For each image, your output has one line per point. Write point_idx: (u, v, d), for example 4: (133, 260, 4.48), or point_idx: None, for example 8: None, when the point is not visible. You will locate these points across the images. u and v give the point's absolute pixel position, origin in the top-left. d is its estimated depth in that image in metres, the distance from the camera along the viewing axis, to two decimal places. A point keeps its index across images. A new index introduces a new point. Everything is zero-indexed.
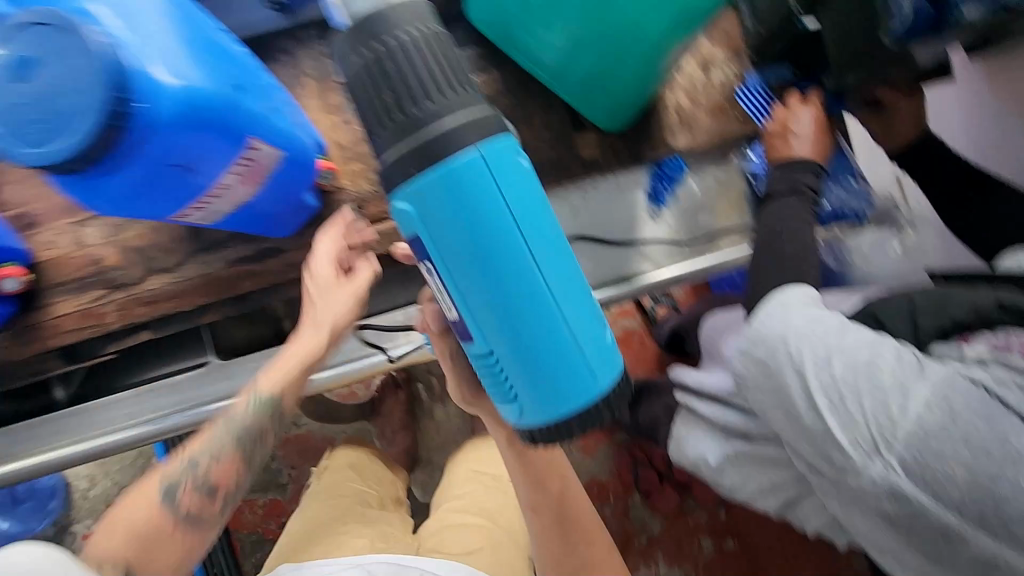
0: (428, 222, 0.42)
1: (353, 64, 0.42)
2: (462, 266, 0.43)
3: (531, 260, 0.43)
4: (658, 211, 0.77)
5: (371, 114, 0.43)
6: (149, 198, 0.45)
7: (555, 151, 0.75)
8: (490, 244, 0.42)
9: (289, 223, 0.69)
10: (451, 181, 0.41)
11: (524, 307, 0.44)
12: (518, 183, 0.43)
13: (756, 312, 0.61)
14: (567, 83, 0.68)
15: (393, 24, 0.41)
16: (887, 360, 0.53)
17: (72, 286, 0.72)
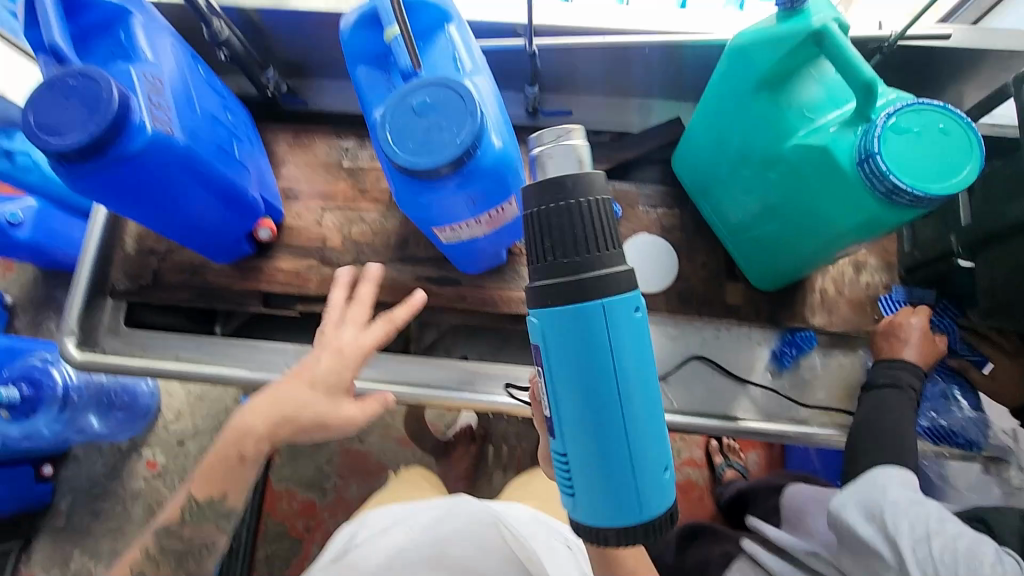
0: (549, 339, 0.47)
1: (531, 208, 0.46)
2: (568, 381, 0.47)
3: (625, 395, 0.47)
4: (778, 370, 0.84)
5: (533, 247, 0.47)
6: (428, 209, 0.61)
7: (704, 288, 0.87)
8: (595, 369, 0.46)
9: (478, 265, 0.84)
10: (579, 317, 0.45)
11: (609, 439, 0.47)
12: (631, 331, 0.46)
13: (858, 480, 0.71)
14: (740, 239, 0.81)
15: (586, 187, 0.45)
16: (988, 554, 0.59)
17: (297, 250, 0.90)
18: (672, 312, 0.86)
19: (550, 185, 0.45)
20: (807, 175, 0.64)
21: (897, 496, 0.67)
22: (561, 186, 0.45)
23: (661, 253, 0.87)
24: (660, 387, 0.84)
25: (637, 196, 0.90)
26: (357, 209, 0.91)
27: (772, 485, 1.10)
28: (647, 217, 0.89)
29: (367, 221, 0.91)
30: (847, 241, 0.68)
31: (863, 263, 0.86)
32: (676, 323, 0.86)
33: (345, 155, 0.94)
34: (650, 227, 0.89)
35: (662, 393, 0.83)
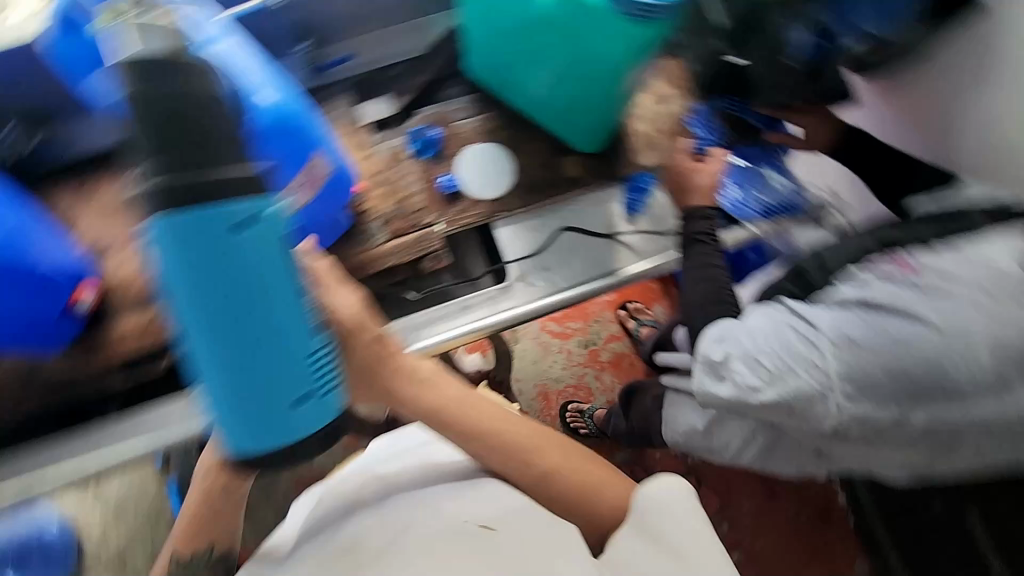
0: (170, 255, 0.41)
1: (134, 93, 0.40)
2: (197, 301, 0.42)
3: (262, 315, 0.44)
4: (632, 217, 0.92)
5: (140, 141, 0.40)
6: None
7: (544, 170, 0.91)
8: (231, 284, 0.42)
9: (328, 237, 0.81)
10: (200, 224, 0.40)
11: (256, 353, 0.44)
12: (263, 246, 0.43)
13: (701, 344, 0.66)
14: (546, 113, 0.87)
15: (185, 65, 0.42)
16: (793, 332, 0.59)
17: (135, 303, 0.83)
18: (524, 204, 0.90)
19: (157, 73, 0.40)
20: (586, 31, 0.71)
21: (749, 325, 0.62)
22: (171, 75, 0.40)
23: (494, 156, 0.90)
24: (544, 274, 0.87)
25: (450, 113, 0.92)
26: None
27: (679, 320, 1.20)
28: (467, 129, 0.91)
29: None
30: (632, 77, 0.77)
31: None
32: (532, 214, 0.90)
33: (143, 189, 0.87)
34: (474, 136, 0.91)
35: (547, 278, 0.87)
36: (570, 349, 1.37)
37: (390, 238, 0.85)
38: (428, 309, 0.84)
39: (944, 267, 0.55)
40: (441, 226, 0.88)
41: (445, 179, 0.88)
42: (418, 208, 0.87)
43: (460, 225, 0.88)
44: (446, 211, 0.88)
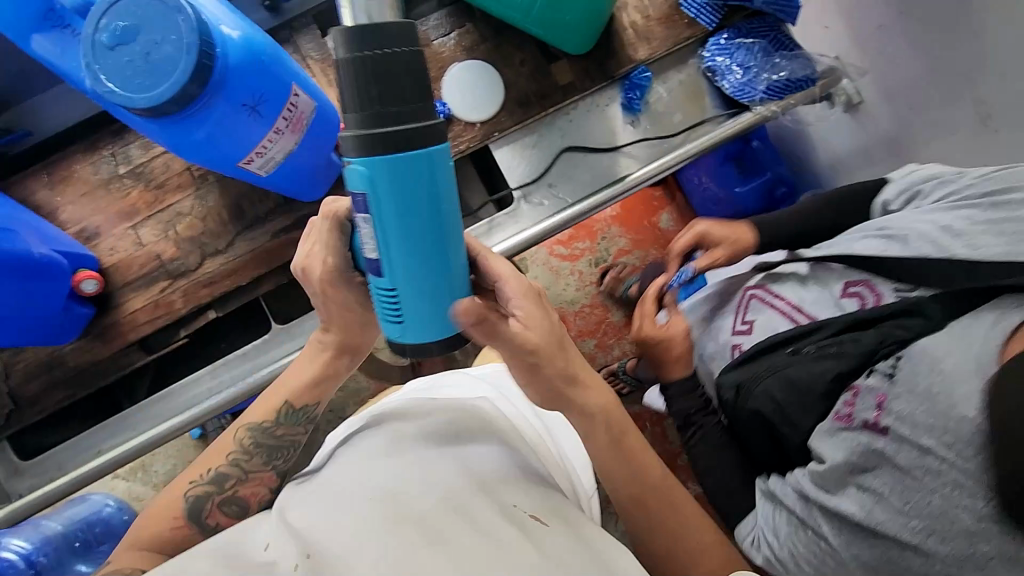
0: (372, 181, 0.38)
1: (346, 54, 0.36)
2: (388, 215, 0.40)
3: (425, 253, 0.41)
4: (635, 118, 0.87)
5: (355, 96, 0.37)
6: (217, 142, 0.54)
7: (535, 81, 0.85)
8: (410, 215, 0.40)
9: (321, 182, 0.77)
10: (393, 163, 0.38)
11: (430, 274, 0.42)
12: (408, 169, 0.38)
13: (740, 531, 0.66)
14: (534, 13, 0.78)
15: (399, 30, 0.37)
16: (804, 539, 0.56)
17: (139, 283, 0.80)
18: (521, 121, 0.86)
19: (361, 30, 0.36)
20: None
21: (762, 516, 0.63)
22: (388, 39, 0.36)
23: (482, 73, 0.83)
24: (550, 195, 0.86)
25: (426, 33, 0.85)
26: (168, 207, 0.81)
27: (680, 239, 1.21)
28: (446, 48, 0.84)
29: (186, 213, 0.81)
30: None
31: None
32: (529, 131, 0.86)
33: (117, 163, 0.82)
34: (455, 55, 0.85)
35: (554, 200, 0.86)
36: (580, 270, 1.36)
37: None
38: None
39: (911, 430, 0.49)
40: None
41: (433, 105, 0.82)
42: None
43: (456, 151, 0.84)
44: None
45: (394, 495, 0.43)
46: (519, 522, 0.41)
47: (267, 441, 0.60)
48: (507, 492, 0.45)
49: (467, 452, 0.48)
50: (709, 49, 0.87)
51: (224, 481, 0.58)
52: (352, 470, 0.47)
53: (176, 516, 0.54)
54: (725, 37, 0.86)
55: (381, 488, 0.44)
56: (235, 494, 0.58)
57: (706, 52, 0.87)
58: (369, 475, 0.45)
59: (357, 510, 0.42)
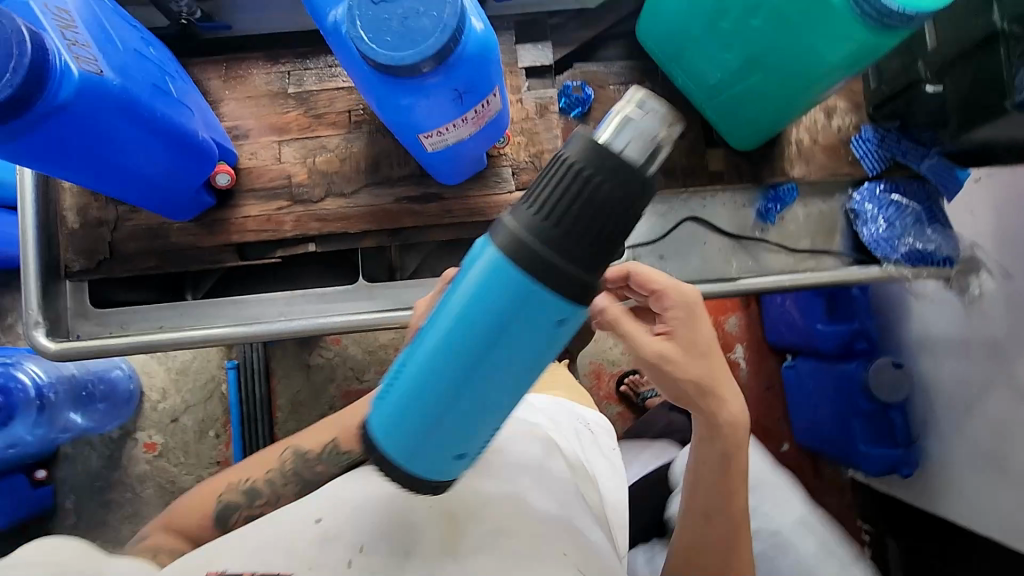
0: (477, 266, 0.36)
1: (574, 157, 0.35)
2: (461, 306, 0.37)
3: (456, 377, 0.37)
4: (764, 227, 0.88)
5: (546, 194, 0.35)
6: (413, 112, 0.57)
7: (686, 158, 0.87)
8: (477, 331, 0.36)
9: (460, 172, 0.80)
10: (505, 270, 0.35)
11: (436, 396, 0.37)
12: (508, 284, 0.35)
13: None
14: (717, 102, 0.79)
15: (642, 184, 0.35)
16: None
17: (262, 193, 0.84)
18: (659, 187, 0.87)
19: (608, 158, 0.35)
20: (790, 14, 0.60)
21: None
22: (629, 179, 0.34)
23: None
24: (657, 264, 0.87)
25: (607, 75, 0.87)
26: (317, 137, 0.85)
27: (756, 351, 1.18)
28: (620, 96, 0.87)
29: (330, 148, 0.84)
30: (830, 82, 0.66)
31: (834, 108, 0.87)
32: (663, 200, 0.88)
33: (289, 81, 0.86)
34: None
35: (659, 270, 0.86)
36: None
37: (516, 188, 0.84)
38: None
39: None
40: None
41: None
42: None
43: None
44: None
45: (449, 518, 0.47)
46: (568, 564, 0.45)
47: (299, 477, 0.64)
48: (566, 531, 0.49)
49: (528, 470, 0.53)
50: (860, 194, 0.86)
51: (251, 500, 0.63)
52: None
53: (206, 518, 0.62)
54: (880, 188, 0.86)
55: (442, 500, 0.48)
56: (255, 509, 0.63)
57: (857, 194, 0.87)
58: (434, 479, 0.50)
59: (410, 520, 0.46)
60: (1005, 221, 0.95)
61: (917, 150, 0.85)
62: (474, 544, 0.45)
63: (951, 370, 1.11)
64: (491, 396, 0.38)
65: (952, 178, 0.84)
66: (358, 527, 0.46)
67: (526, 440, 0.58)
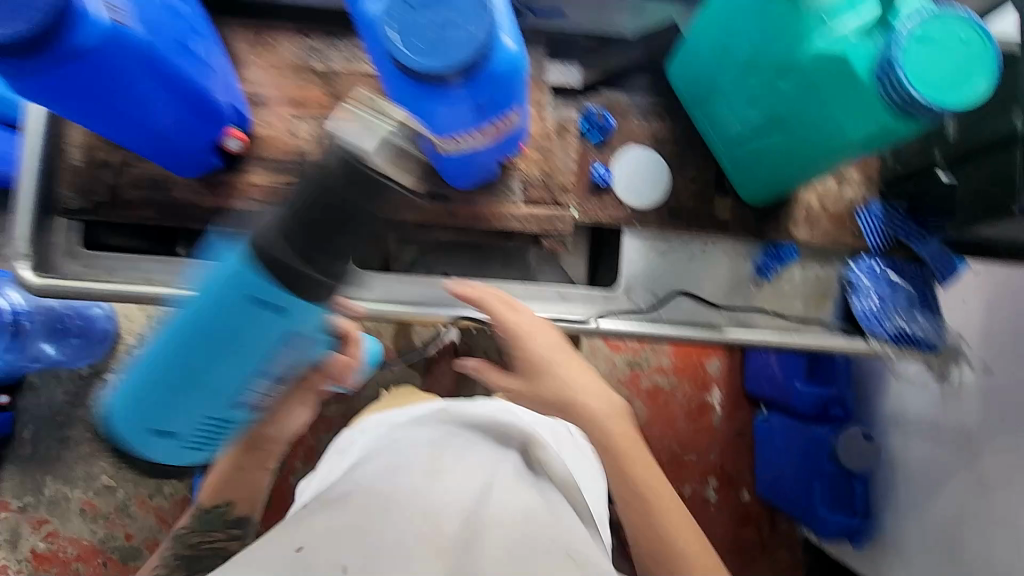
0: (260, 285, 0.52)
1: None
2: (240, 307, 0.55)
3: (191, 334, 0.57)
4: (760, 283, 0.88)
5: None
6: (431, 116, 0.57)
7: (695, 202, 0.87)
8: (210, 314, 0.55)
9: (471, 179, 0.80)
10: (239, 279, 0.53)
11: (177, 349, 0.58)
12: (230, 285, 0.54)
13: None
14: (734, 152, 0.79)
15: None
16: None
17: (271, 165, 0.84)
18: (663, 226, 0.88)
19: None
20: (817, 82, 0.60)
21: None
22: None
23: (655, 168, 0.86)
24: (648, 301, 0.88)
25: (632, 107, 0.88)
26: None
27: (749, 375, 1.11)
28: (640, 130, 0.87)
29: None
30: (846, 155, 0.66)
31: (847, 177, 0.88)
32: (665, 238, 0.88)
33: (317, 57, 0.86)
34: (643, 139, 0.87)
35: (650, 306, 0.87)
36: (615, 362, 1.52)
37: (523, 203, 0.84)
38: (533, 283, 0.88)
39: None
40: (575, 212, 0.86)
41: (600, 170, 0.85)
42: (562, 186, 0.85)
43: (595, 219, 0.86)
44: (586, 199, 0.86)
45: (437, 514, 0.56)
46: (540, 544, 0.57)
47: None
48: (539, 526, 0.60)
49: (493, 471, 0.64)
50: (858, 266, 0.87)
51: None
52: (397, 472, 0.61)
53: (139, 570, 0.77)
54: (879, 264, 0.87)
55: (427, 503, 0.57)
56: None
57: (855, 266, 0.87)
58: (417, 486, 0.59)
59: (404, 519, 0.55)
60: (994, 315, 0.96)
61: (921, 234, 0.86)
62: (468, 538, 0.56)
63: (918, 451, 1.13)
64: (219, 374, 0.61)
65: (950, 267, 0.85)
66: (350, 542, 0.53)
67: (488, 444, 0.69)
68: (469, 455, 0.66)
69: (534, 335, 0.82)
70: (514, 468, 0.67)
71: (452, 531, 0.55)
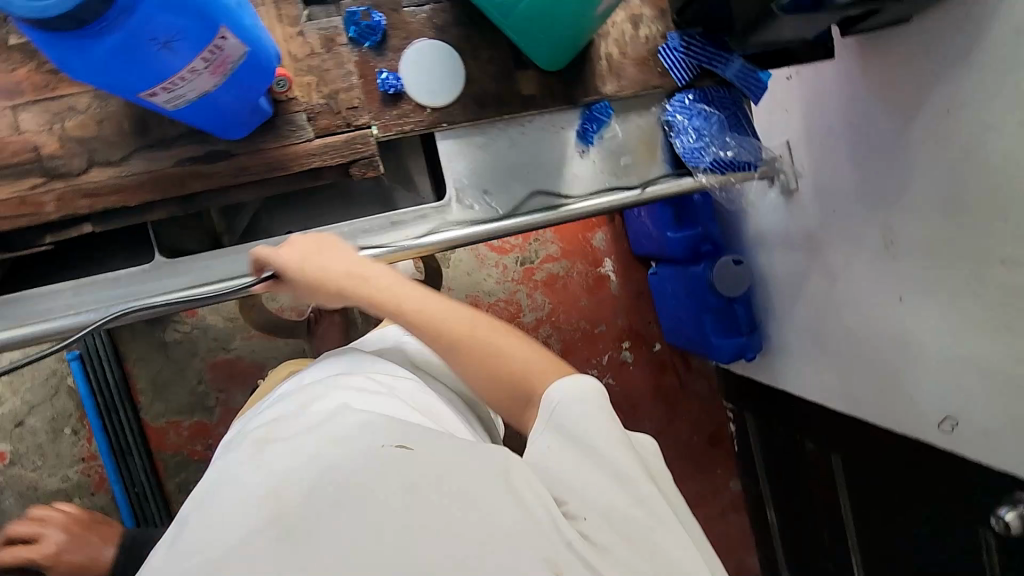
0: None
1: None
2: None
3: None
4: (585, 149, 0.87)
5: None
6: (117, 66, 0.48)
7: (498, 84, 0.82)
8: None
9: (243, 125, 0.72)
10: None
11: None
12: None
13: None
14: (512, 20, 0.74)
15: None
16: None
17: (6, 173, 0.71)
18: (472, 118, 0.83)
19: None
20: None
21: None
22: None
23: (444, 57, 0.80)
24: (482, 199, 0.85)
25: None
26: (63, 97, 0.72)
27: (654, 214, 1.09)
28: (415, 19, 0.79)
29: (81, 110, 0.72)
30: None
31: (640, 16, 0.85)
32: (479, 130, 0.84)
33: (10, 29, 0.71)
34: (423, 30, 0.80)
35: (484, 204, 0.85)
36: (506, 264, 1.52)
37: (316, 135, 0.77)
38: (358, 219, 0.83)
39: None
40: (376, 129, 0.79)
41: (386, 76, 0.78)
42: (350, 106, 0.78)
43: (399, 132, 0.80)
44: (382, 112, 0.79)
45: (277, 484, 0.48)
46: (381, 466, 0.48)
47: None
48: (379, 436, 0.51)
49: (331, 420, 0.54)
50: (672, 105, 0.87)
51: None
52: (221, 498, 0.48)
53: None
54: (691, 98, 0.87)
55: (265, 475, 0.49)
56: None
57: (668, 106, 0.87)
58: (246, 467, 0.51)
59: (241, 510, 0.47)
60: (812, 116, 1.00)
61: (721, 55, 0.86)
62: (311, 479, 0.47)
63: (781, 261, 1.21)
64: None
65: (757, 81, 0.87)
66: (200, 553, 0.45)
67: (309, 399, 0.60)
68: (294, 413, 0.58)
69: (327, 269, 0.70)
70: (346, 399, 0.59)
71: (292, 498, 0.46)
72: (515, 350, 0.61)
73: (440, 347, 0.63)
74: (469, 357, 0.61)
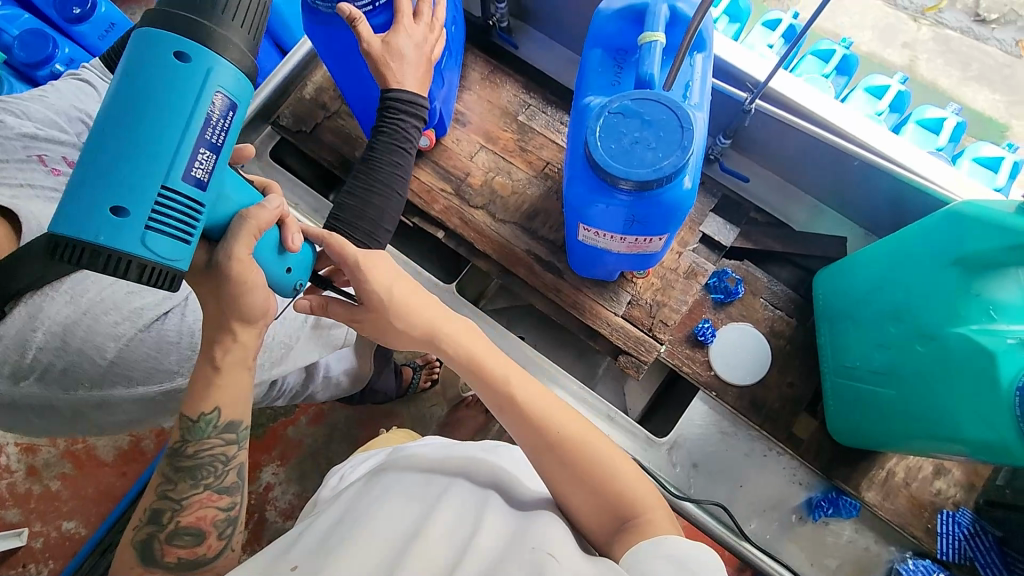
0: (166, 39, 0.40)
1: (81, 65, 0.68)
2: (163, 87, 0.40)
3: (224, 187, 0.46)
4: (805, 517, 0.83)
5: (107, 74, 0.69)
6: (586, 209, 0.62)
7: (780, 406, 0.85)
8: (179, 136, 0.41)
9: (586, 268, 0.85)
10: (152, 48, 0.40)
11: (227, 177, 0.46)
12: (168, 79, 0.40)
13: None
14: (839, 382, 0.77)
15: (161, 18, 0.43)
16: None
17: (440, 171, 0.94)
18: (738, 409, 0.85)
19: None
20: (955, 363, 0.59)
21: None
22: None
23: (758, 351, 0.86)
24: (686, 468, 0.86)
25: (765, 290, 0.89)
26: (510, 162, 0.94)
27: (844, 539, 0.82)
28: (762, 311, 0.88)
29: (512, 177, 0.93)
30: (950, 450, 0.62)
31: (946, 470, 0.81)
32: (734, 418, 0.86)
33: (525, 110, 0.97)
34: (760, 322, 0.87)
35: (685, 472, 0.86)
36: None
37: (621, 315, 0.87)
38: (586, 390, 0.90)
39: None
40: (664, 348, 0.86)
41: (706, 327, 0.86)
42: (664, 320, 0.86)
43: (677, 365, 0.87)
44: (679, 343, 0.87)
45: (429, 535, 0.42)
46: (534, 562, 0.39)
47: (180, 461, 0.50)
48: (530, 534, 0.43)
49: (474, 502, 0.46)
50: (912, 563, 0.78)
51: (163, 517, 0.48)
52: (373, 521, 0.44)
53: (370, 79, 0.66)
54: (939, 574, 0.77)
55: (405, 524, 0.43)
56: (180, 525, 0.48)
57: (909, 562, 0.79)
58: (387, 515, 0.45)
59: (378, 550, 0.41)
60: None
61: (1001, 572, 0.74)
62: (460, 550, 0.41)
63: None
64: (225, 220, 0.47)
65: None
66: (330, 568, 0.39)
67: (448, 463, 0.53)
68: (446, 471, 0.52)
69: (416, 310, 0.55)
70: (497, 480, 0.51)
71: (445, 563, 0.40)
72: (655, 511, 0.47)
73: (540, 445, 0.50)
74: (588, 471, 0.48)
